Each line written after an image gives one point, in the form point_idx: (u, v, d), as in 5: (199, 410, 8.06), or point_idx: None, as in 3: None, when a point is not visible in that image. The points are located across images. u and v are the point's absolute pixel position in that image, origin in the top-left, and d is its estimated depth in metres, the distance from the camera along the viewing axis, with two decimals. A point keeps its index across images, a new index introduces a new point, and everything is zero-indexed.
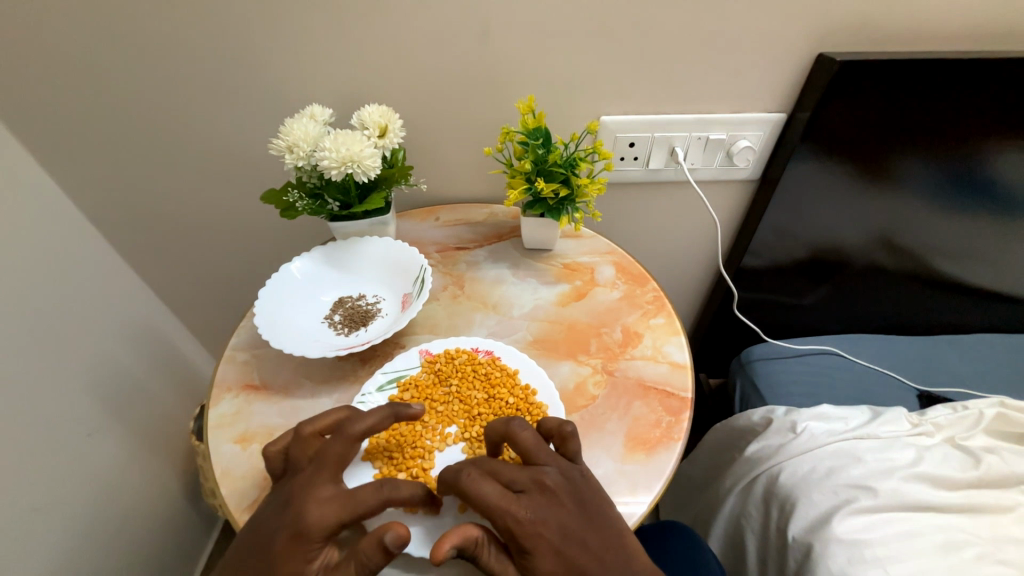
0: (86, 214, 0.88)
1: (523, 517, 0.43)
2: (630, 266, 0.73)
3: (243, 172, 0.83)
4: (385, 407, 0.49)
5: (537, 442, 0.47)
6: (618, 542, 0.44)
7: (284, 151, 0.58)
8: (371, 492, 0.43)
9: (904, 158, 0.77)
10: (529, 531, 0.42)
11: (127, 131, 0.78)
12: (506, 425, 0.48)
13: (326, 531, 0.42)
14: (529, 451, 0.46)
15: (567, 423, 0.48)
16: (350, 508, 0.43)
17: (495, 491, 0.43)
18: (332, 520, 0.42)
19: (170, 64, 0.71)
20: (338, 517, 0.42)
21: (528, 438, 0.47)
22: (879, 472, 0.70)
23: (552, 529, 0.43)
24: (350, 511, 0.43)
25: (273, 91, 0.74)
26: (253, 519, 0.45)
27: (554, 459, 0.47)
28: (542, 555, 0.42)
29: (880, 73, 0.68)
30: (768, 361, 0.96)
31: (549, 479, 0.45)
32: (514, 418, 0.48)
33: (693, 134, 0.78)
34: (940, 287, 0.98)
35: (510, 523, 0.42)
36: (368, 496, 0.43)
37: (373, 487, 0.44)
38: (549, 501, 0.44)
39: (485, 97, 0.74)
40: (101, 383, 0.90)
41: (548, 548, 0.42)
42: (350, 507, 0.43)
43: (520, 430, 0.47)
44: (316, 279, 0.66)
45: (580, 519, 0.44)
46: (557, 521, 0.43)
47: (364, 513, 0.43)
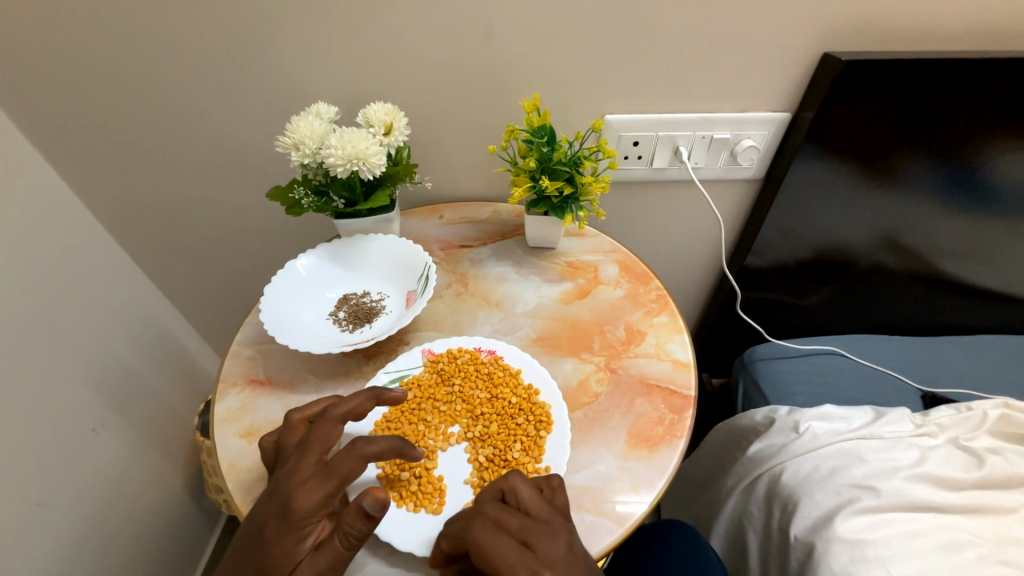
0: (93, 211, 0.89)
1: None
2: (633, 265, 0.73)
3: (248, 169, 0.84)
4: (366, 391, 0.50)
5: (536, 498, 0.44)
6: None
7: (290, 148, 0.59)
8: (348, 458, 0.44)
9: (909, 158, 0.77)
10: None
11: (134, 129, 0.78)
12: (505, 482, 0.45)
13: (313, 506, 0.43)
14: (534, 509, 0.43)
15: (554, 475, 0.47)
16: (333, 479, 0.43)
17: (508, 548, 0.40)
18: (317, 494, 0.43)
19: (178, 63, 0.72)
20: (321, 490, 0.43)
21: (529, 493, 0.44)
22: (883, 472, 0.70)
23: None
24: (333, 481, 0.43)
25: (278, 88, 0.74)
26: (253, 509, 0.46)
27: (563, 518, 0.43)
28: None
29: (885, 74, 0.67)
30: (771, 361, 0.96)
31: (562, 539, 0.41)
32: (512, 474, 0.46)
33: (697, 133, 0.78)
34: (944, 287, 0.97)
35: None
36: (347, 461, 0.44)
37: (351, 453, 0.44)
38: (569, 562, 0.40)
39: (489, 95, 0.74)
40: (106, 379, 0.91)
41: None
42: (331, 477, 0.43)
43: (522, 483, 0.45)
44: (321, 276, 0.66)
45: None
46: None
47: (347, 478, 0.44)
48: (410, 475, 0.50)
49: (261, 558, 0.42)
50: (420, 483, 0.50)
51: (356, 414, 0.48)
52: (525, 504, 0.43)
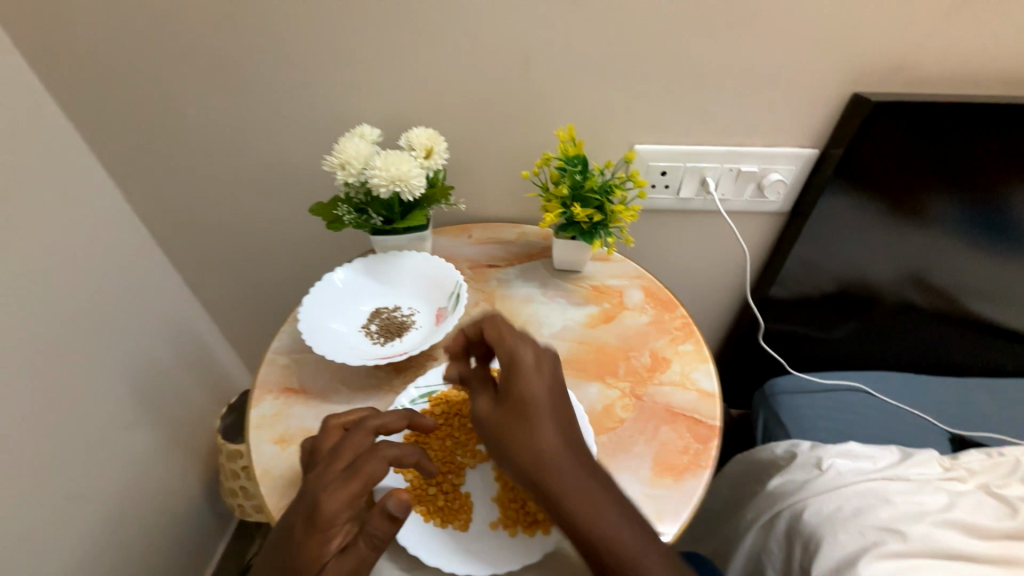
0: (142, 217, 0.94)
1: (510, 362, 0.47)
2: (658, 292, 0.74)
3: (289, 183, 0.88)
4: (403, 411, 0.52)
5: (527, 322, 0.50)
6: (577, 433, 0.45)
7: (336, 168, 0.62)
8: (373, 460, 0.45)
9: (938, 198, 0.77)
10: (507, 380, 0.46)
11: (188, 143, 0.83)
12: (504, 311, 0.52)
13: (337, 509, 0.43)
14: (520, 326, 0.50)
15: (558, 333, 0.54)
16: (357, 481, 0.44)
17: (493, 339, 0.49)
18: (341, 496, 0.43)
19: (235, 84, 0.77)
20: (346, 491, 0.43)
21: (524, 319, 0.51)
22: (909, 515, 0.69)
23: (526, 389, 0.45)
24: (357, 482, 0.44)
25: (325, 110, 0.79)
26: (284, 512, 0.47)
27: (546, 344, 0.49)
28: (511, 404, 0.45)
29: (914, 115, 0.69)
30: (794, 394, 0.95)
31: (535, 350, 0.47)
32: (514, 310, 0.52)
33: (725, 166, 0.80)
34: (973, 327, 0.96)
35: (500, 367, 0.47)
36: (370, 462, 0.45)
37: (375, 455, 0.45)
38: (533, 366, 0.46)
39: (524, 123, 0.77)
40: (139, 378, 0.94)
41: (515, 400, 0.45)
42: (356, 478, 0.44)
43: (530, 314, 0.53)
44: (355, 289, 0.69)
45: (549, 391, 0.46)
46: (532, 383, 0.45)
47: (370, 480, 0.44)
48: (437, 489, 0.52)
49: (287, 559, 0.43)
50: (447, 498, 0.51)
51: (389, 429, 0.51)
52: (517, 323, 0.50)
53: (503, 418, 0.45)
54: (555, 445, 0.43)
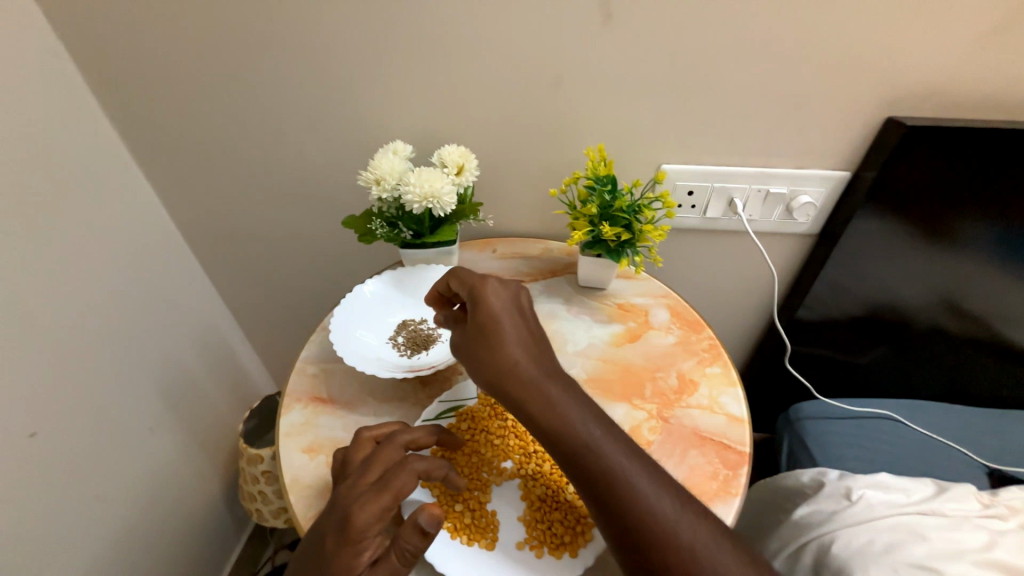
0: (179, 224, 0.98)
1: (476, 301, 0.52)
2: (684, 312, 0.74)
3: (320, 195, 0.91)
4: (431, 426, 0.53)
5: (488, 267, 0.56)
6: (542, 347, 0.51)
7: (371, 183, 0.64)
8: (403, 474, 0.46)
9: (974, 223, 0.75)
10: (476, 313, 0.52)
11: (227, 155, 0.87)
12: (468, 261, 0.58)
13: (368, 521, 0.44)
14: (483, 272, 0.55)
15: None
16: (388, 494, 0.45)
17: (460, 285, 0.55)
18: (372, 508, 0.44)
19: (274, 100, 0.80)
20: (377, 504, 0.44)
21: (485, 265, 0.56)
22: (946, 553, 0.65)
23: (492, 316, 0.51)
24: (388, 494, 0.45)
25: (359, 126, 0.81)
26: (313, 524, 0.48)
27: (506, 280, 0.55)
28: (480, 330, 0.51)
29: (951, 139, 0.67)
30: (821, 420, 0.93)
31: (497, 285, 0.53)
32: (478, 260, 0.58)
33: (753, 187, 0.79)
34: (1012, 356, 0.92)
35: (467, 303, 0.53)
36: (399, 475, 0.46)
37: (406, 469, 0.46)
38: (496, 300, 0.52)
39: (552, 141, 0.79)
40: (167, 380, 0.97)
41: (484, 325, 0.51)
42: (387, 491, 0.45)
43: None
44: (384, 301, 0.70)
45: (510, 311, 0.52)
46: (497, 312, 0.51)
47: (401, 493, 0.45)
48: (463, 506, 0.51)
49: (317, 570, 0.43)
50: (473, 516, 0.51)
51: (417, 445, 0.52)
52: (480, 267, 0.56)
53: (473, 338, 0.51)
54: (522, 357, 0.49)
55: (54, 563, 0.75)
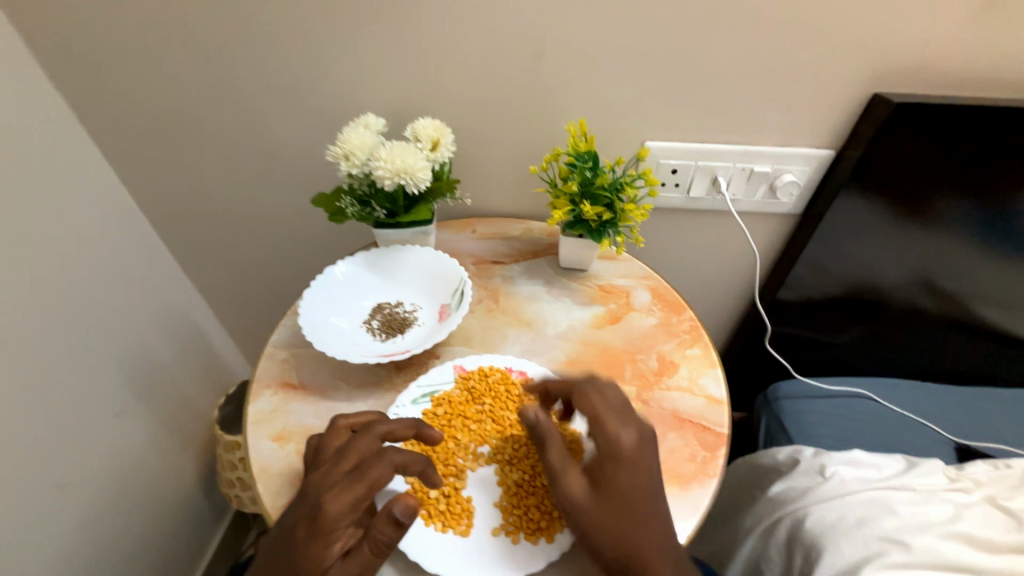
0: (138, 201, 0.92)
1: (619, 435, 0.47)
2: (666, 293, 0.73)
3: (289, 172, 0.86)
4: (412, 419, 0.51)
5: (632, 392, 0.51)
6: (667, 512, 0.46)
7: (340, 158, 0.60)
8: (380, 464, 0.45)
9: (954, 203, 0.75)
10: (620, 452, 0.46)
11: (186, 128, 0.81)
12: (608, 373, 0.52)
13: (340, 511, 0.42)
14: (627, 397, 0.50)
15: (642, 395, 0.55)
16: (363, 484, 0.44)
17: (600, 410, 0.48)
18: (346, 499, 0.43)
19: (235, 67, 0.74)
20: (351, 494, 0.43)
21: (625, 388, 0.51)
22: (913, 526, 0.68)
23: (637, 462, 0.46)
24: (362, 485, 0.44)
25: (328, 98, 0.76)
26: (281, 515, 0.46)
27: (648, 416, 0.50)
28: (621, 475, 0.45)
29: (936, 116, 0.66)
30: (798, 399, 0.94)
31: (644, 421, 0.49)
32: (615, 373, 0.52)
33: (737, 165, 0.78)
34: (981, 335, 0.94)
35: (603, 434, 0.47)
36: (376, 466, 0.45)
37: (382, 459, 0.45)
38: (643, 440, 0.47)
39: (533, 116, 0.75)
40: (134, 366, 0.93)
41: (628, 471, 0.45)
42: (362, 481, 0.44)
43: None
44: (357, 283, 0.67)
45: (653, 473, 0.46)
46: (643, 458, 0.46)
47: (377, 484, 0.44)
48: (439, 493, 0.50)
49: (286, 561, 0.42)
50: (448, 502, 0.49)
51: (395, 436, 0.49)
52: (618, 399, 0.50)
53: (604, 491, 0.45)
54: (650, 525, 0.44)
55: (17, 556, 0.73)
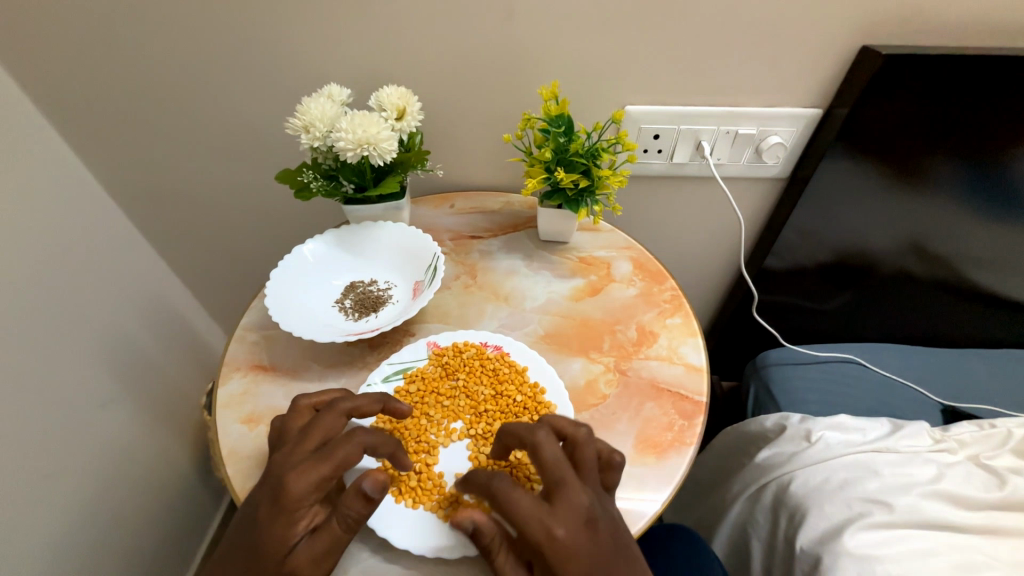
0: (106, 187, 0.89)
1: (553, 532, 0.40)
2: (647, 263, 0.71)
3: (258, 149, 0.83)
4: (375, 395, 0.50)
5: (564, 458, 0.43)
6: None
7: (300, 131, 0.58)
8: (346, 443, 0.44)
9: (944, 163, 0.73)
10: (561, 551, 0.40)
11: (146, 106, 0.78)
12: (532, 434, 0.44)
13: (304, 491, 0.42)
14: (557, 469, 0.42)
15: (617, 453, 0.46)
16: (328, 463, 0.43)
17: (530, 505, 0.41)
18: (310, 477, 0.42)
19: (191, 39, 0.70)
20: (315, 473, 0.42)
21: (555, 454, 0.43)
22: (897, 487, 0.68)
23: (584, 555, 0.40)
24: (328, 465, 0.43)
25: (291, 69, 0.72)
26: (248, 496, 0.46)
27: (590, 478, 0.44)
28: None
29: (926, 70, 0.63)
30: (785, 366, 0.94)
31: (585, 496, 0.42)
32: (541, 428, 0.44)
33: (721, 128, 0.75)
34: (971, 297, 0.93)
35: (536, 536, 0.40)
36: (342, 446, 0.43)
37: (349, 439, 0.44)
38: (585, 527, 0.41)
39: (506, 82, 0.72)
40: (115, 355, 0.91)
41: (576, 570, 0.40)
42: (326, 460, 0.43)
43: (584, 441, 0.45)
44: (328, 262, 0.66)
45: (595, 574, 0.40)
46: (588, 547, 0.40)
47: (342, 464, 0.43)
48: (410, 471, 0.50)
49: (253, 538, 0.42)
50: (419, 479, 0.49)
51: (361, 412, 0.48)
52: (551, 482, 0.42)
53: None
54: None
55: (14, 546, 0.73)
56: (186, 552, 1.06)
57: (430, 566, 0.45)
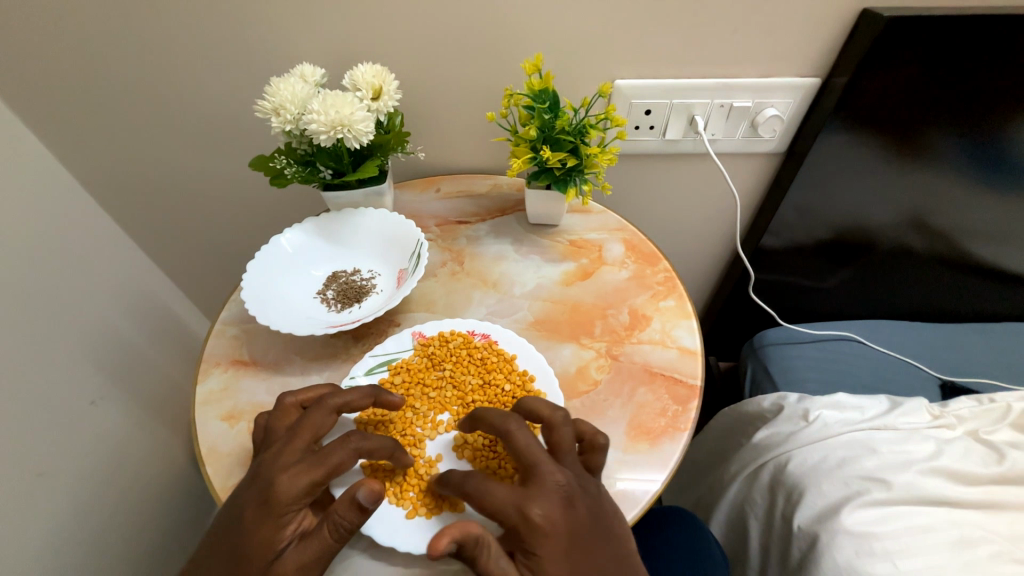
0: (80, 181, 0.85)
1: (530, 514, 0.40)
2: (641, 245, 0.69)
3: (233, 136, 0.79)
4: (366, 388, 0.48)
5: (534, 444, 0.43)
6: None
7: (271, 114, 0.55)
8: (340, 448, 0.43)
9: (946, 134, 0.70)
10: (540, 533, 0.40)
11: (113, 92, 0.74)
12: (504, 421, 0.44)
13: (295, 494, 0.41)
14: (529, 453, 0.43)
15: (600, 434, 0.46)
16: (320, 467, 0.42)
17: (505, 491, 0.42)
18: (303, 482, 0.41)
19: (154, 18, 0.66)
20: (308, 477, 0.42)
21: (525, 439, 0.44)
22: (895, 464, 0.67)
23: (562, 534, 0.41)
24: (322, 470, 0.42)
25: (260, 49, 0.68)
26: (232, 495, 0.44)
27: (568, 459, 0.44)
28: (549, 556, 0.40)
29: (931, 33, 0.60)
30: (782, 346, 0.93)
31: (561, 475, 0.43)
32: (512, 416, 0.45)
33: (715, 101, 0.72)
34: (971, 271, 0.91)
35: (513, 520, 0.41)
36: (337, 451, 0.43)
37: (343, 444, 0.43)
38: (562, 506, 0.41)
39: (488, 57, 0.68)
40: (103, 352, 0.89)
41: (557, 548, 0.40)
42: (320, 466, 0.42)
43: (559, 423, 0.45)
44: (308, 252, 0.64)
45: (575, 549, 0.41)
46: (567, 524, 0.41)
47: (336, 468, 0.42)
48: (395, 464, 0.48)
49: (238, 540, 0.40)
50: (406, 473, 0.48)
51: (352, 409, 0.47)
52: (524, 465, 0.43)
53: None
54: None
55: (15, 548, 0.72)
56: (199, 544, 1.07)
57: (420, 561, 0.44)
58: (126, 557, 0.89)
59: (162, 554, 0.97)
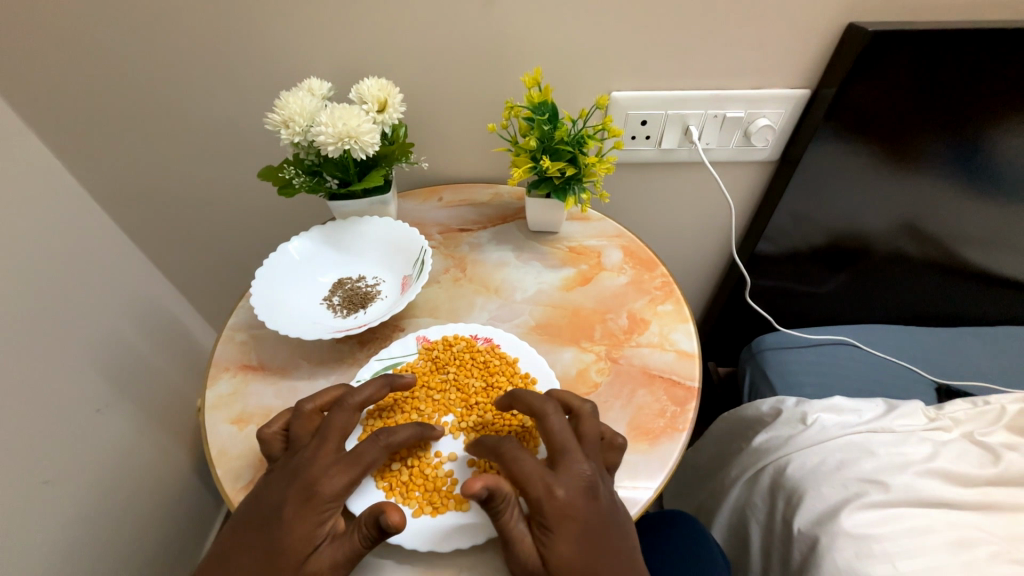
0: (90, 192, 0.87)
1: (554, 492, 0.42)
2: (638, 251, 0.71)
3: (240, 148, 0.81)
4: (379, 378, 0.50)
5: (567, 430, 0.45)
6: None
7: (280, 126, 0.57)
8: (373, 447, 0.45)
9: (935, 142, 0.72)
10: (560, 510, 0.42)
11: (125, 106, 0.76)
12: (544, 403, 0.47)
13: (335, 492, 0.43)
14: (561, 437, 0.45)
15: (619, 437, 0.48)
16: (357, 466, 0.44)
17: (534, 465, 0.44)
18: (340, 481, 0.43)
19: (167, 36, 0.69)
20: (347, 475, 0.44)
21: (560, 424, 0.45)
22: (893, 466, 0.68)
23: (579, 519, 0.42)
24: (358, 468, 0.44)
25: (268, 65, 0.71)
26: (255, 499, 0.45)
27: (593, 452, 0.46)
28: (565, 537, 0.42)
29: (917, 45, 0.62)
30: (779, 351, 0.94)
31: (587, 465, 0.44)
32: (552, 400, 0.47)
33: (709, 112, 0.74)
34: (964, 276, 0.93)
35: (538, 492, 0.42)
36: (371, 449, 0.45)
37: (374, 442, 0.45)
38: (584, 493, 0.43)
39: (489, 72, 0.71)
40: (108, 360, 0.90)
41: (573, 531, 0.42)
42: (357, 464, 0.44)
43: (590, 418, 0.47)
44: (314, 259, 0.65)
45: (592, 539, 0.42)
46: (584, 511, 0.43)
47: (370, 466, 0.45)
48: (401, 465, 0.49)
49: (275, 539, 0.41)
50: (412, 472, 0.49)
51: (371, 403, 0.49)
52: (555, 445, 0.45)
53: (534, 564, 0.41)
54: None
55: (19, 555, 0.72)
56: (200, 554, 1.07)
57: (426, 561, 0.45)
58: (128, 565, 0.89)
59: (161, 564, 0.97)
